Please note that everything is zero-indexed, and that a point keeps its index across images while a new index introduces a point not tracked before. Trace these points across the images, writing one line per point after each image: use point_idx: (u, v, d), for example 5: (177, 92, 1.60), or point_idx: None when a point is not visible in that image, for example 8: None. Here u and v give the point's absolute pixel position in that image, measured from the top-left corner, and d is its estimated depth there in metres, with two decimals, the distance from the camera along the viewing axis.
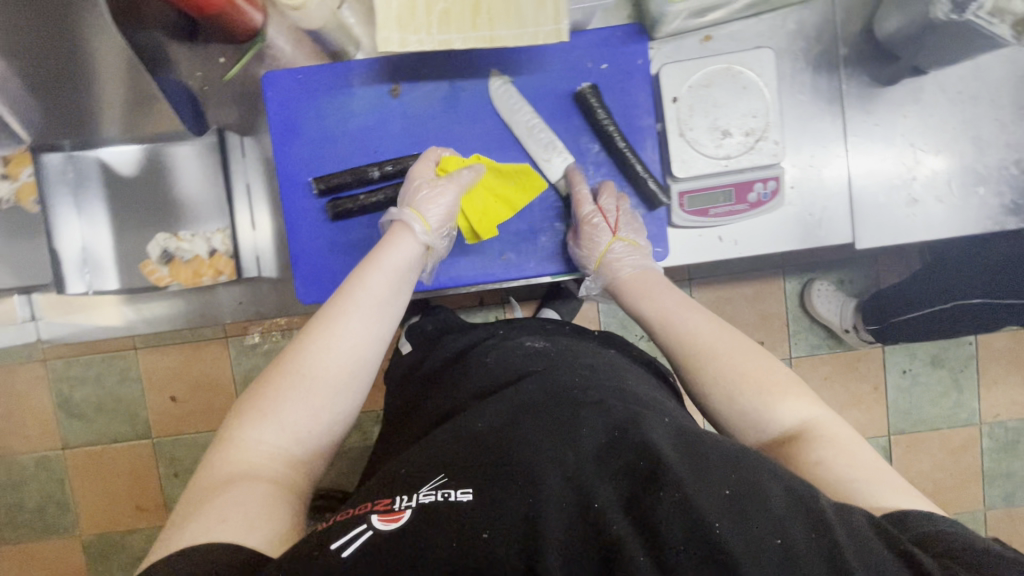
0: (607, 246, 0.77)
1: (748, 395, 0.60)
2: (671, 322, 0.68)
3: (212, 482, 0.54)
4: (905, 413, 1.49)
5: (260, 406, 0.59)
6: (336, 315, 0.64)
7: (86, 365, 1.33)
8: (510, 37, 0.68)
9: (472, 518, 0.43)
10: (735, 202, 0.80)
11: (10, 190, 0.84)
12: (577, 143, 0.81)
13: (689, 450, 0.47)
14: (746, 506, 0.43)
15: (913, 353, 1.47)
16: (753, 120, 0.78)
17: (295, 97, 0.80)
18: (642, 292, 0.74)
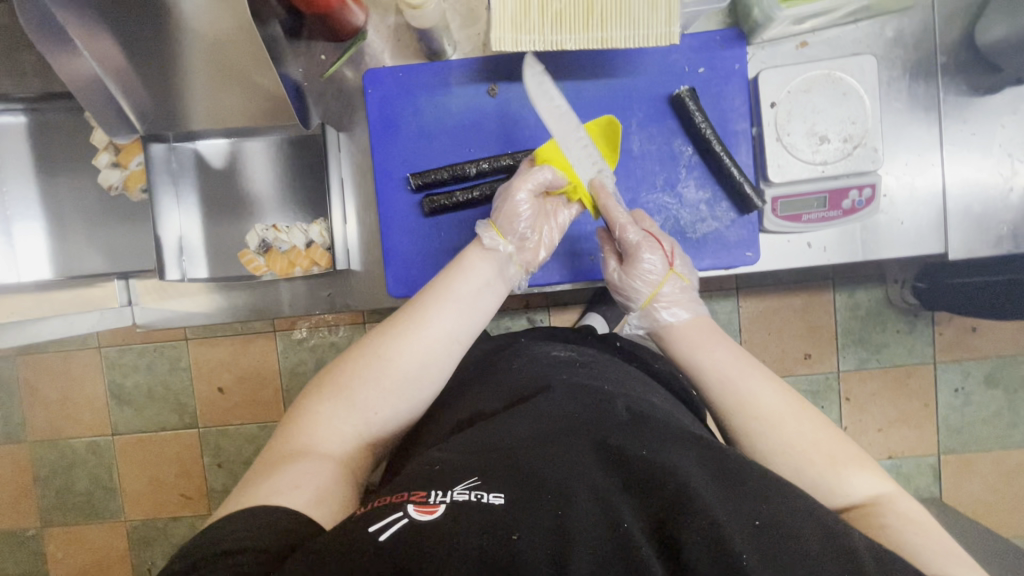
0: (659, 287, 0.74)
1: (811, 465, 0.56)
2: (725, 385, 0.63)
3: (280, 451, 0.59)
4: (956, 432, 1.46)
5: (338, 382, 0.63)
6: (418, 309, 0.66)
7: (139, 353, 1.35)
8: (621, 39, 0.69)
9: (505, 521, 0.44)
10: (829, 208, 0.80)
11: (120, 178, 0.87)
12: (670, 146, 0.81)
13: (723, 474, 0.48)
14: (778, 536, 0.43)
15: (967, 371, 1.44)
16: (852, 126, 0.77)
17: (396, 95, 0.82)
18: (692, 343, 0.69)
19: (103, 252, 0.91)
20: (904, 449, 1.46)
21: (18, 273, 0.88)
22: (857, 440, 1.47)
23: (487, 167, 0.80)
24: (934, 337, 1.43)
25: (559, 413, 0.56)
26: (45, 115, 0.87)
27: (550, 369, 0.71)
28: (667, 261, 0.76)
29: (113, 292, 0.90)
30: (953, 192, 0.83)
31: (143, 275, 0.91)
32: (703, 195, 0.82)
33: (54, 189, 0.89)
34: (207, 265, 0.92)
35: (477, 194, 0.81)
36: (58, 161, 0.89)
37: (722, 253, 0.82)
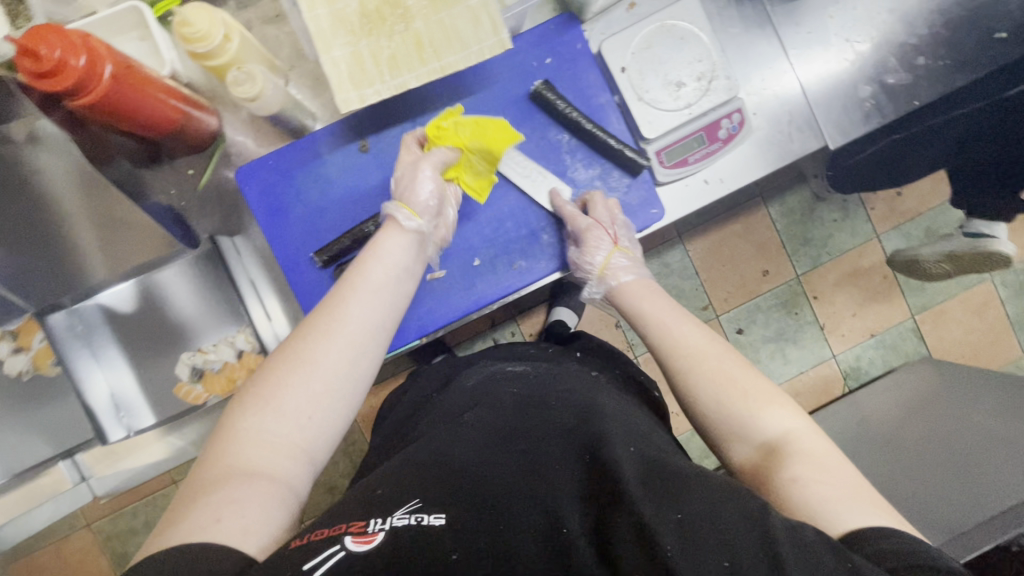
0: (607, 260, 0.78)
1: (734, 402, 0.62)
2: (667, 335, 0.69)
3: (207, 476, 0.55)
4: (920, 290, 1.53)
5: (260, 394, 0.59)
6: (331, 305, 0.64)
7: (133, 516, 1.29)
8: (459, 61, 0.71)
9: (446, 540, 0.48)
10: (708, 143, 0.83)
11: (28, 360, 0.86)
12: (547, 138, 0.84)
13: (656, 476, 0.53)
14: (699, 526, 0.47)
15: (907, 233, 1.51)
16: (700, 65, 0.81)
17: (273, 182, 0.82)
18: (640, 308, 0.74)
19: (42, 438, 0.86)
20: (882, 324, 1.52)
21: None
22: (838, 331, 1.51)
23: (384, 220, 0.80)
24: (868, 214, 1.50)
25: (510, 432, 0.62)
26: None
27: (500, 388, 0.76)
28: (613, 240, 0.79)
29: (63, 474, 0.89)
30: (811, 90, 0.87)
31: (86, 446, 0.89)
32: (593, 172, 0.84)
33: None
34: (149, 411, 0.88)
35: None
36: None
37: (630, 218, 0.84)
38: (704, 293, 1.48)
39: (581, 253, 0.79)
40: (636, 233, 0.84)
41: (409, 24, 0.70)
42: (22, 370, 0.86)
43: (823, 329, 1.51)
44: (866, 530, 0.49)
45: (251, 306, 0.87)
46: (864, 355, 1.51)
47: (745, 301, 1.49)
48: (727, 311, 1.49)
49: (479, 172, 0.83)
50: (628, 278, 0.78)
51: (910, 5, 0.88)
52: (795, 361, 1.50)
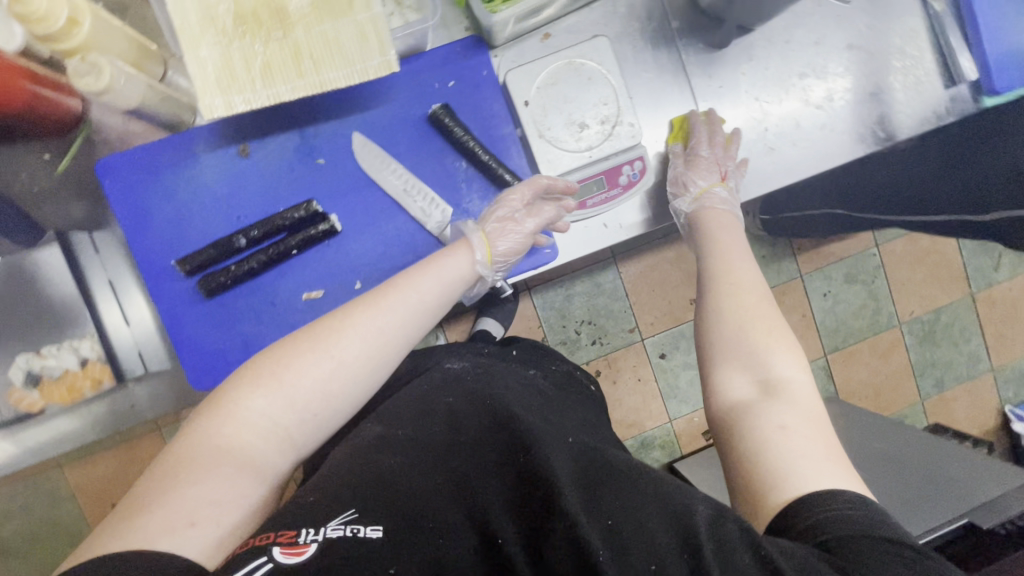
0: (708, 184, 0.82)
1: (755, 334, 0.64)
2: (726, 258, 0.73)
3: (178, 459, 0.54)
4: (836, 331, 1.56)
5: (271, 378, 0.57)
6: (384, 293, 0.64)
7: (9, 498, 1.20)
8: (340, 79, 0.67)
9: (380, 556, 0.45)
10: (608, 188, 0.82)
11: None
12: (443, 164, 0.80)
13: (596, 480, 0.50)
14: (626, 537, 0.44)
15: (829, 276, 1.54)
16: (605, 108, 0.80)
17: (138, 180, 0.76)
18: (711, 232, 0.78)
19: None
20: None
21: None
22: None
23: (257, 233, 0.76)
24: (795, 256, 1.52)
25: (454, 434, 0.58)
26: None
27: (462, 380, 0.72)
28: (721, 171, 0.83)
29: None
30: None
31: None
32: (489, 204, 0.81)
33: None
34: None
35: (254, 262, 0.76)
36: None
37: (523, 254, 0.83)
38: (631, 315, 1.41)
39: (686, 169, 0.83)
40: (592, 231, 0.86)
41: (288, 32, 0.64)
42: None
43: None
44: (810, 495, 0.49)
45: (103, 311, 0.81)
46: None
47: (670, 328, 1.43)
48: (652, 336, 1.42)
49: (369, 192, 0.79)
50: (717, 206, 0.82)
51: (824, 68, 0.88)
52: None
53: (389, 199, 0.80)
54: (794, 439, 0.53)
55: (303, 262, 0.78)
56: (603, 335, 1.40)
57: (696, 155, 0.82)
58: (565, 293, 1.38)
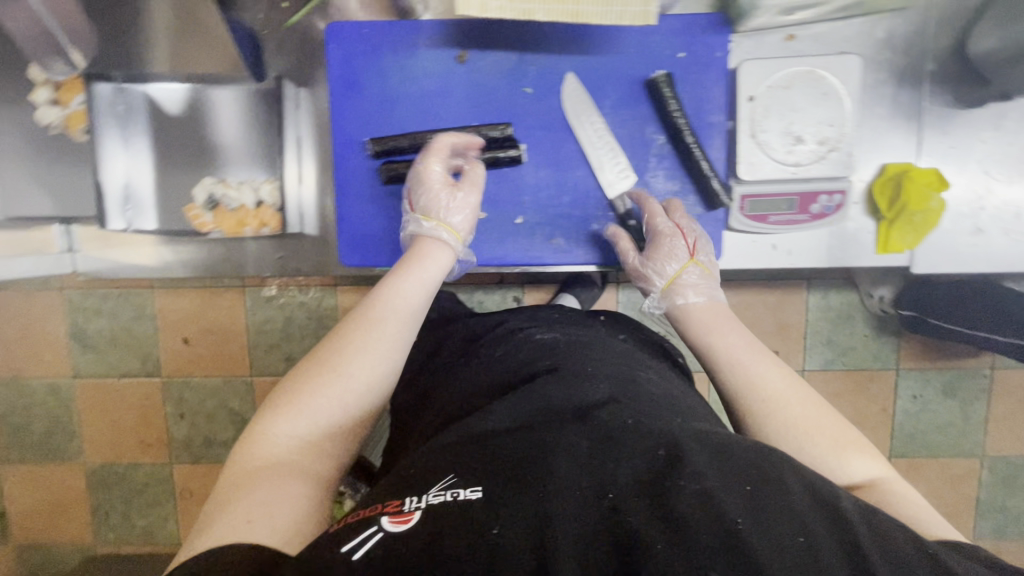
0: (679, 272, 0.74)
1: (814, 439, 0.55)
2: (735, 367, 0.63)
3: (216, 500, 0.49)
4: (906, 437, 1.28)
5: (291, 400, 0.56)
6: (375, 305, 0.65)
7: (100, 299, 1.17)
8: (594, 14, 0.65)
9: (484, 514, 0.40)
10: (796, 212, 0.78)
11: (60, 116, 0.80)
12: (642, 133, 0.78)
13: (706, 443, 0.46)
14: (762, 497, 0.41)
15: (927, 379, 1.25)
16: (829, 129, 0.75)
17: (358, 51, 0.77)
18: (703, 325, 0.69)
19: (33, 194, 0.84)
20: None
21: None
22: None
23: (450, 139, 0.76)
24: (901, 347, 1.24)
25: (538, 401, 0.55)
26: None
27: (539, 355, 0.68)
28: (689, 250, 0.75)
29: (52, 237, 0.84)
30: None
31: (83, 222, 0.84)
32: (671, 186, 0.79)
33: None
34: (152, 218, 0.86)
35: (437, 165, 0.77)
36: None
37: None
38: None
39: (648, 257, 0.76)
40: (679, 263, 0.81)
41: None
42: (52, 122, 0.81)
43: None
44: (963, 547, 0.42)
45: (289, 164, 0.83)
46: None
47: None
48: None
49: (564, 136, 0.78)
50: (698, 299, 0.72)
51: None
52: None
53: (579, 149, 0.79)
54: (900, 512, 0.48)
55: None
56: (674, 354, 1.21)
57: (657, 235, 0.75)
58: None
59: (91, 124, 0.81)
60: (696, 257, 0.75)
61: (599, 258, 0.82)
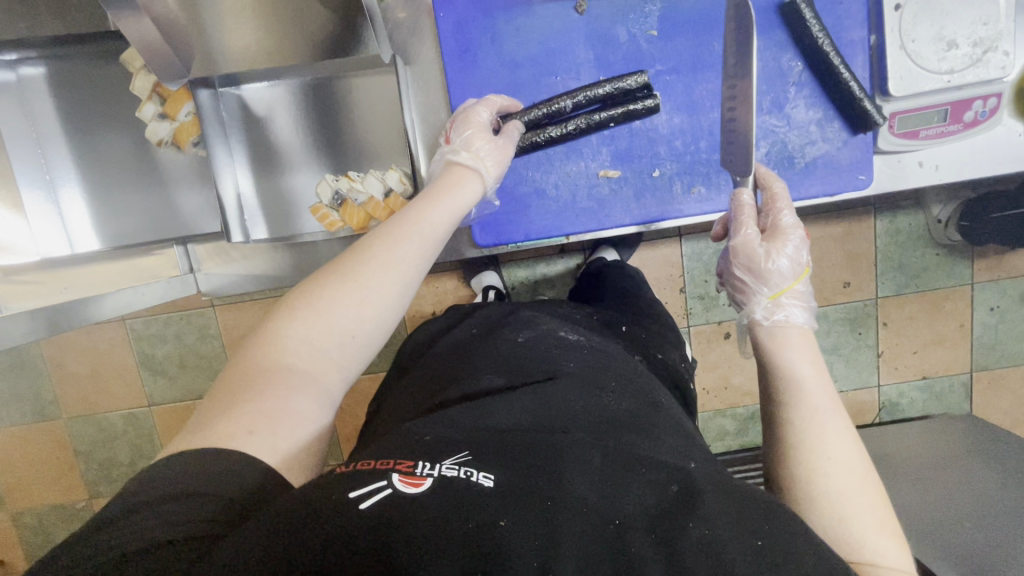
0: (791, 283, 0.59)
1: (860, 510, 0.45)
2: (799, 402, 0.51)
3: (225, 385, 0.47)
4: (989, 348, 1.17)
5: (313, 305, 0.50)
6: (404, 224, 0.57)
7: (165, 323, 1.11)
8: None
9: (495, 506, 0.36)
10: (949, 122, 0.74)
11: (170, 131, 0.76)
12: (779, 61, 0.73)
13: (728, 488, 0.41)
14: (784, 561, 0.36)
15: (1004, 288, 1.14)
16: (983, 28, 0.70)
17: (471, 16, 0.73)
18: (788, 350, 0.54)
19: (144, 218, 0.83)
20: (936, 370, 1.18)
21: (69, 245, 0.80)
22: (892, 364, 1.17)
23: (584, 99, 0.73)
24: (973, 258, 1.12)
25: (557, 406, 0.49)
26: (71, 62, 0.77)
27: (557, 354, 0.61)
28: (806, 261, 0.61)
29: (174, 259, 0.84)
30: None
31: (201, 239, 0.85)
32: (813, 115, 0.75)
33: (89, 146, 0.80)
34: (267, 224, 0.85)
35: (571, 128, 0.74)
36: (94, 111, 0.79)
37: (833, 177, 0.76)
38: None
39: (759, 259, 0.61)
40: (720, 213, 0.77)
41: None
42: (161, 139, 0.76)
43: (879, 358, 1.17)
44: None
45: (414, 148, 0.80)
46: (905, 395, 1.19)
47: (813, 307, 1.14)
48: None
49: (699, 75, 0.74)
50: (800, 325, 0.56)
51: None
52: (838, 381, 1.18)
53: (716, 86, 0.74)
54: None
55: (611, 137, 0.75)
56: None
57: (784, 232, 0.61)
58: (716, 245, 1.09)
59: (203, 135, 0.76)
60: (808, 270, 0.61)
61: (641, 217, 0.78)
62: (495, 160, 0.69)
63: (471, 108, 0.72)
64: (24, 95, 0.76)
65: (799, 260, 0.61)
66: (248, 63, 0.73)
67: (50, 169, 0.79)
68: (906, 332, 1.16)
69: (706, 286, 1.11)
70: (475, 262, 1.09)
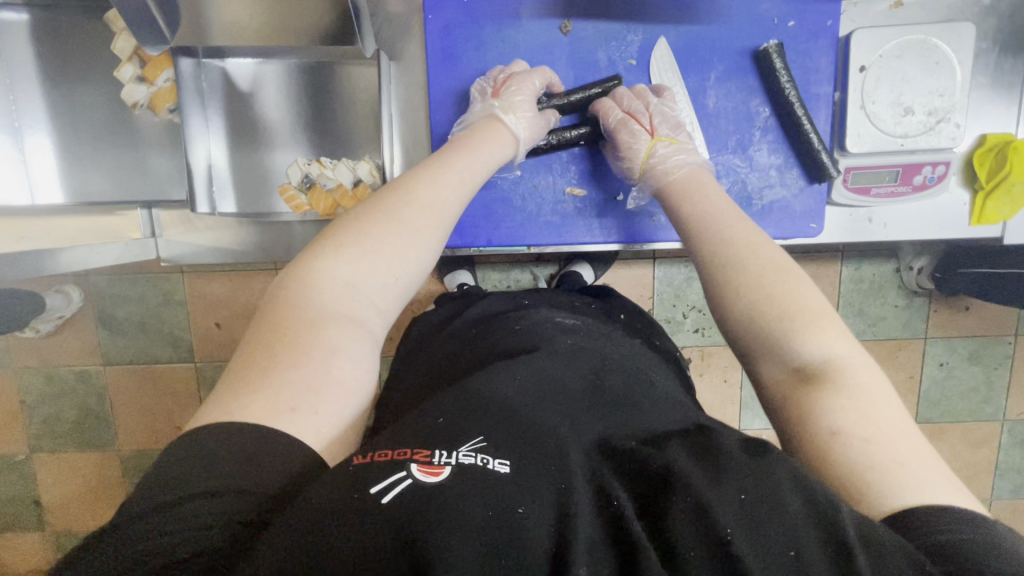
0: (650, 150, 0.70)
1: (796, 323, 0.48)
2: (706, 239, 0.57)
3: (254, 350, 0.44)
4: (934, 402, 1.22)
5: (361, 242, 0.50)
6: (443, 171, 0.58)
7: (131, 283, 1.10)
8: None
9: (514, 491, 0.34)
10: (899, 183, 0.77)
11: (146, 94, 0.76)
12: (747, 105, 0.77)
13: (724, 452, 0.38)
14: (763, 512, 0.33)
15: (953, 345, 1.19)
16: (939, 99, 0.74)
17: (458, 22, 0.75)
18: (683, 197, 0.63)
19: (112, 178, 0.82)
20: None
21: (30, 196, 0.80)
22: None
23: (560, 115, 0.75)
24: (929, 313, 1.17)
25: (558, 381, 0.47)
26: (53, 14, 0.77)
27: (552, 336, 0.59)
28: (649, 129, 0.71)
29: (136, 222, 0.83)
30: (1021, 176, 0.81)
31: (167, 206, 0.85)
32: (774, 160, 0.78)
33: (63, 99, 0.79)
34: (236, 198, 0.85)
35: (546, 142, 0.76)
36: (72, 66, 0.79)
37: (786, 222, 0.79)
38: None
39: (624, 161, 0.74)
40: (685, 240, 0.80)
41: None
42: (136, 101, 0.76)
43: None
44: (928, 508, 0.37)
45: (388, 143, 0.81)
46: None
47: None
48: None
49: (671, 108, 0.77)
50: (676, 171, 0.67)
51: None
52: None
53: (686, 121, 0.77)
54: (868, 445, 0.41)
55: (580, 157, 0.78)
56: (708, 327, 1.16)
57: (617, 132, 0.72)
58: (687, 272, 1.13)
59: (179, 101, 0.77)
60: (658, 133, 0.70)
61: (601, 238, 0.80)
62: (529, 129, 0.70)
63: (521, 73, 0.73)
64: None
65: (645, 131, 0.71)
66: (233, 37, 0.73)
67: (18, 118, 0.78)
68: None
69: (674, 310, 1.14)
70: (452, 259, 1.10)
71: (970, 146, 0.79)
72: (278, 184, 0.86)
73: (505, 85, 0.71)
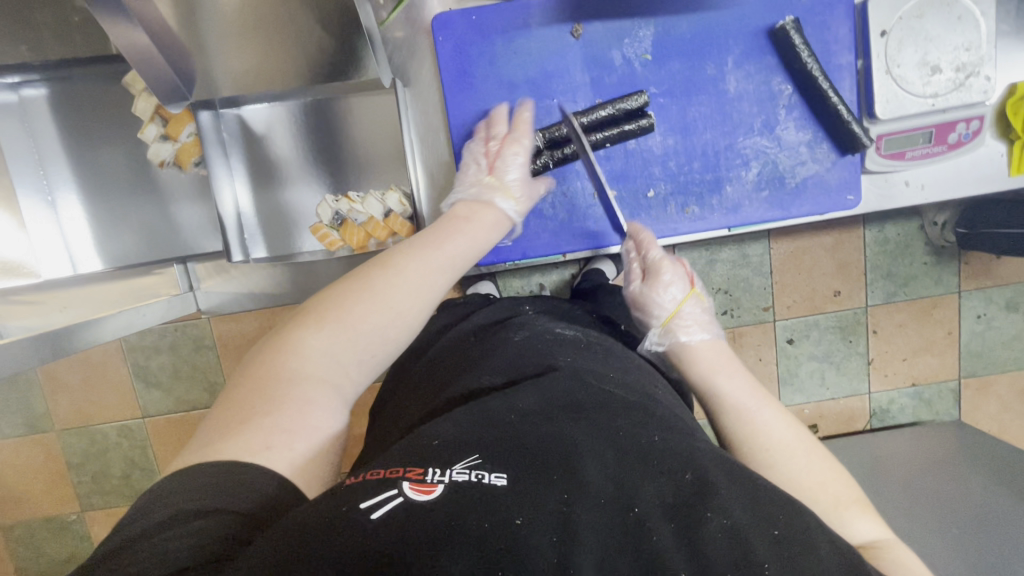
0: (682, 304, 0.71)
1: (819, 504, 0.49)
2: (740, 414, 0.57)
3: (234, 408, 0.46)
4: (977, 355, 1.19)
5: (336, 314, 0.53)
6: (433, 253, 0.61)
7: (159, 335, 1.10)
8: None
9: (511, 504, 0.36)
10: (933, 144, 0.76)
11: (172, 153, 0.78)
12: (769, 83, 0.75)
13: (735, 475, 0.41)
14: (796, 551, 0.37)
15: (990, 296, 1.16)
16: (966, 54, 0.72)
17: (469, 40, 0.75)
18: (708, 370, 0.64)
19: (142, 238, 0.84)
20: (926, 377, 1.20)
21: (71, 266, 0.81)
22: (884, 371, 1.19)
23: (586, 121, 0.74)
24: (960, 266, 1.14)
25: (567, 391, 0.49)
26: (70, 84, 0.78)
27: (554, 348, 0.60)
28: (687, 278, 0.74)
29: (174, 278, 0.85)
30: None
31: (201, 258, 0.86)
32: (803, 136, 0.76)
33: (87, 164, 0.81)
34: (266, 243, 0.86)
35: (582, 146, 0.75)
36: (96, 133, 0.80)
37: (822, 197, 0.78)
38: (771, 294, 1.14)
39: (651, 298, 0.73)
40: (724, 230, 0.79)
41: None
42: (163, 159, 0.78)
43: (870, 365, 1.19)
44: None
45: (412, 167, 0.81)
46: (896, 402, 1.21)
47: (804, 315, 1.16)
48: (784, 319, 1.16)
49: (694, 97, 0.76)
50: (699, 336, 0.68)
51: None
52: (829, 388, 1.20)
53: (711, 107, 0.76)
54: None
55: (607, 158, 0.78)
56: (737, 308, 1.14)
57: (659, 270, 0.73)
58: (708, 255, 1.12)
59: (204, 155, 0.78)
60: (695, 287, 0.73)
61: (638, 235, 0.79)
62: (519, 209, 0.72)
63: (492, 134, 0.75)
64: (25, 117, 0.77)
65: (684, 283, 0.73)
66: (244, 86, 0.74)
67: (51, 190, 0.80)
68: (896, 341, 1.18)
69: None
70: (472, 273, 1.09)
71: (1001, 94, 0.77)
72: (303, 222, 0.87)
73: (499, 156, 0.72)
